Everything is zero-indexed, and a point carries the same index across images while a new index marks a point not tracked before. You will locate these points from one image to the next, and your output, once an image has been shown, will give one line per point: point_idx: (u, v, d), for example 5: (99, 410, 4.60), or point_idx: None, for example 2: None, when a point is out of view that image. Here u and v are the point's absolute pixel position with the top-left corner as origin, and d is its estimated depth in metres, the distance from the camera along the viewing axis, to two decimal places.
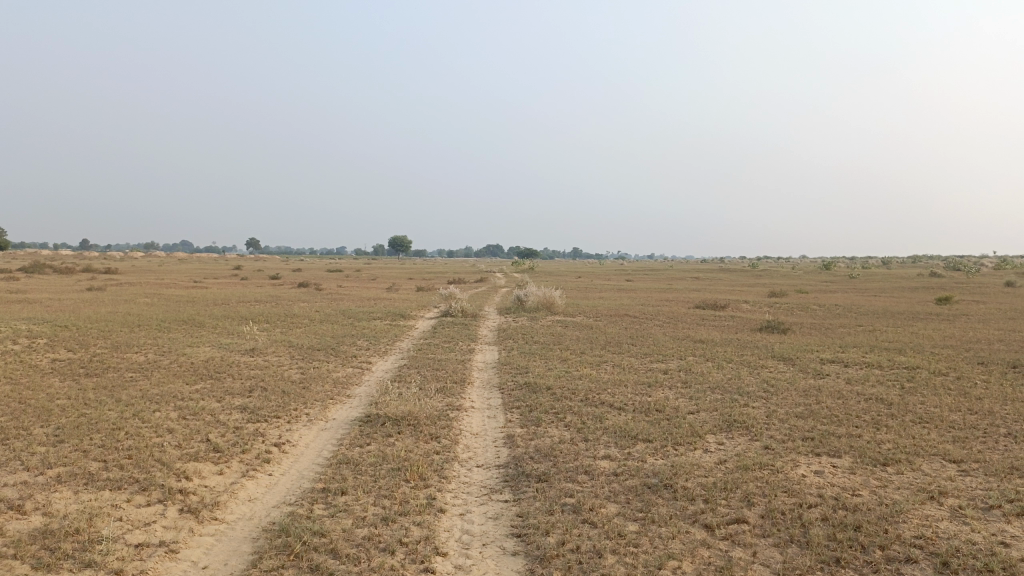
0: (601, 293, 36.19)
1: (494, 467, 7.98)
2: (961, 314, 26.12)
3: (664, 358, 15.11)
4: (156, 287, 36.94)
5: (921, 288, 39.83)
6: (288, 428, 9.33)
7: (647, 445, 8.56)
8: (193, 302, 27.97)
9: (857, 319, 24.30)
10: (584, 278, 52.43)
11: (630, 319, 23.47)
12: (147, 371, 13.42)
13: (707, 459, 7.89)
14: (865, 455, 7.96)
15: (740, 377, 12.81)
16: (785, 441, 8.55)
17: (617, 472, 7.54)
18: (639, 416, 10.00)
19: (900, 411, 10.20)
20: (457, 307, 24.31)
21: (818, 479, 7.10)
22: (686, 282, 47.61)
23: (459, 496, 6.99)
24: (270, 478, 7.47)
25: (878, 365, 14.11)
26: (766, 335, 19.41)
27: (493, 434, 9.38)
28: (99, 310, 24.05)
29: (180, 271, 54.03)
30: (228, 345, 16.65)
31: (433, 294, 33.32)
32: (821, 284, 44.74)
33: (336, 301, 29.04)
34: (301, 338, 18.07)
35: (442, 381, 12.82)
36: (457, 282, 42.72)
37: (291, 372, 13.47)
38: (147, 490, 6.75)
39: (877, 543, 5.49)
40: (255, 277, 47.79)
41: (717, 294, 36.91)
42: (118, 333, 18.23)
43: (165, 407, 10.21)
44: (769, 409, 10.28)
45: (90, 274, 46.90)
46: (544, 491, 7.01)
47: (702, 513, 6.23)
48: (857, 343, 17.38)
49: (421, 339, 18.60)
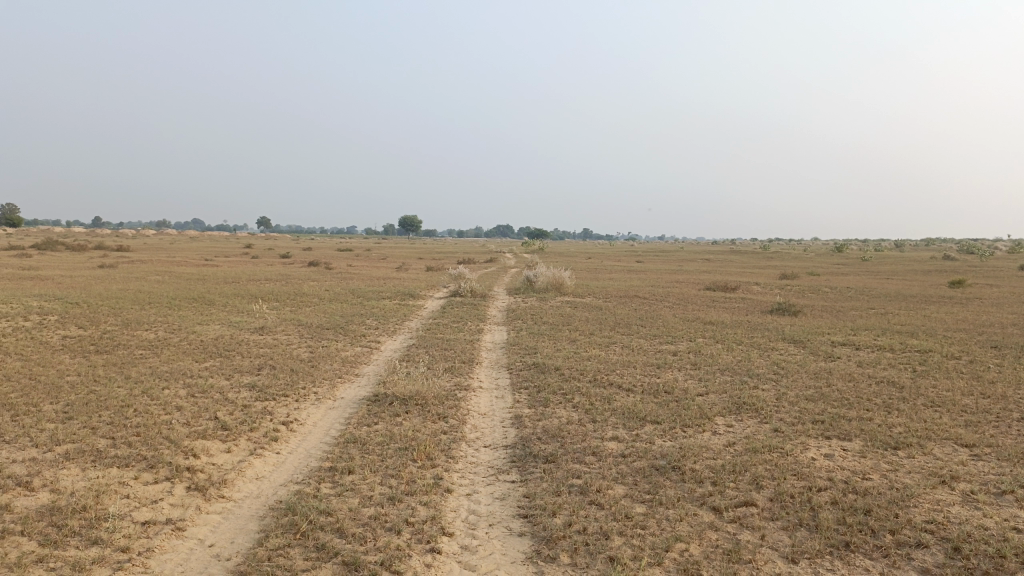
0: (610, 274, 36.06)
1: (502, 447, 7.96)
2: (975, 298, 25.86)
3: (674, 340, 15.03)
4: (167, 264, 37.06)
5: (934, 271, 39.49)
6: (296, 407, 9.33)
7: (655, 427, 8.52)
8: (204, 280, 28.03)
9: (868, 302, 24.12)
10: (594, 258, 52.30)
11: (640, 300, 23.38)
12: (157, 348, 13.46)
13: (715, 442, 7.84)
14: (876, 439, 7.89)
15: (750, 359, 12.74)
16: (795, 423, 8.49)
17: (625, 453, 7.50)
18: (647, 397, 9.95)
19: (912, 394, 10.11)
20: (466, 287, 24.28)
21: (828, 462, 7.04)
22: (697, 264, 47.41)
23: (466, 476, 6.97)
24: (278, 457, 7.47)
25: (890, 348, 14.00)
26: (777, 317, 19.29)
27: (501, 414, 9.36)
28: (110, 287, 24.15)
29: (191, 249, 54.21)
30: (237, 323, 16.68)
31: (442, 274, 33.28)
32: (833, 266, 44.43)
33: (346, 280, 29.05)
34: (311, 317, 18.07)
35: (450, 361, 12.80)
36: (467, 262, 42.66)
37: (300, 351, 13.49)
38: (154, 468, 6.76)
39: (887, 528, 5.43)
40: (265, 255, 47.90)
41: (728, 275, 36.70)
42: (129, 311, 18.28)
43: (174, 385, 10.24)
44: (779, 391, 10.22)
45: (101, 251, 47.13)
46: (551, 472, 6.98)
47: (710, 495, 6.19)
48: (869, 326, 17.24)
49: (430, 319, 18.59)
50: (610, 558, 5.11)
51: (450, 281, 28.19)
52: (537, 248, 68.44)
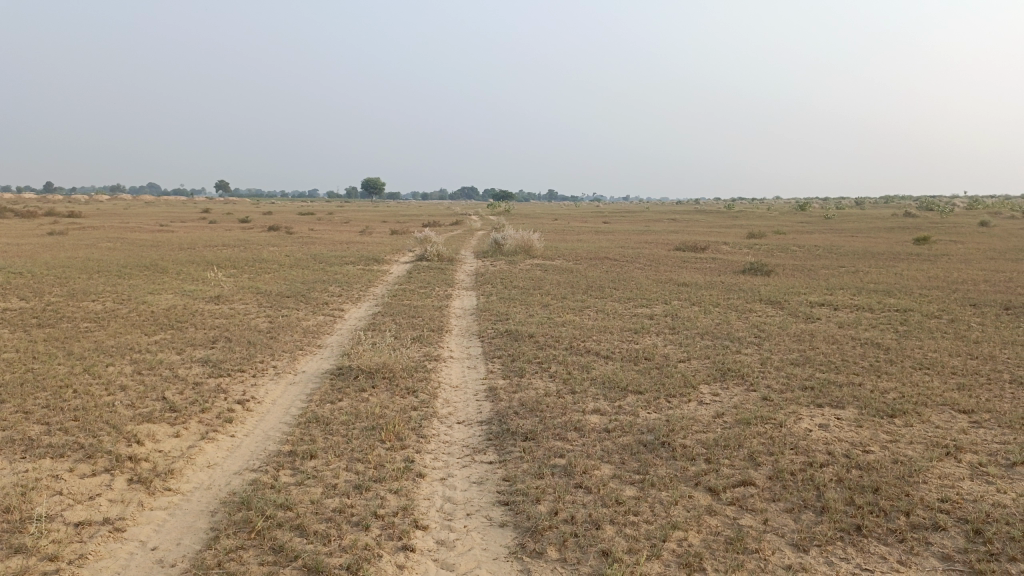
0: (578, 236, 35.52)
1: (476, 423, 7.42)
2: (940, 255, 25.86)
3: (648, 303, 14.59)
4: (121, 230, 35.55)
5: (896, 228, 39.70)
6: (253, 383, 8.67)
7: (638, 397, 8.04)
8: (158, 247, 26.86)
9: (838, 261, 23.96)
10: (560, 220, 51.89)
11: (611, 261, 22.95)
12: (104, 321, 12.61)
13: (703, 412, 7.39)
14: (870, 406, 7.51)
15: (729, 321, 12.35)
16: (784, 391, 8.07)
17: (610, 428, 7.00)
18: (628, 365, 9.49)
19: (899, 356, 9.80)
20: (432, 250, 23.58)
21: (824, 434, 6.63)
22: (664, 224, 47.13)
23: (440, 458, 6.42)
24: (232, 441, 6.83)
25: (868, 307, 13.74)
26: (750, 277, 18.97)
27: (474, 386, 8.83)
28: (58, 256, 22.93)
29: (145, 214, 52.55)
30: (192, 292, 15.83)
31: (405, 238, 32.40)
32: (799, 224, 44.49)
33: (306, 245, 28.09)
34: (270, 284, 17.25)
35: (418, 329, 12.22)
36: (431, 225, 41.84)
37: (259, 321, 12.77)
38: (92, 458, 6.09)
39: (900, 509, 5.02)
40: (224, 220, 46.60)
41: (695, 236, 36.41)
42: (76, 281, 17.26)
43: (121, 361, 9.48)
44: (763, 355, 9.82)
45: (51, 217, 45.41)
46: (531, 451, 6.45)
47: (704, 474, 5.72)
48: (843, 285, 16.99)
49: (396, 284, 17.94)
50: (603, 553, 4.61)
51: (415, 244, 27.42)
52: (502, 210, 67.44)
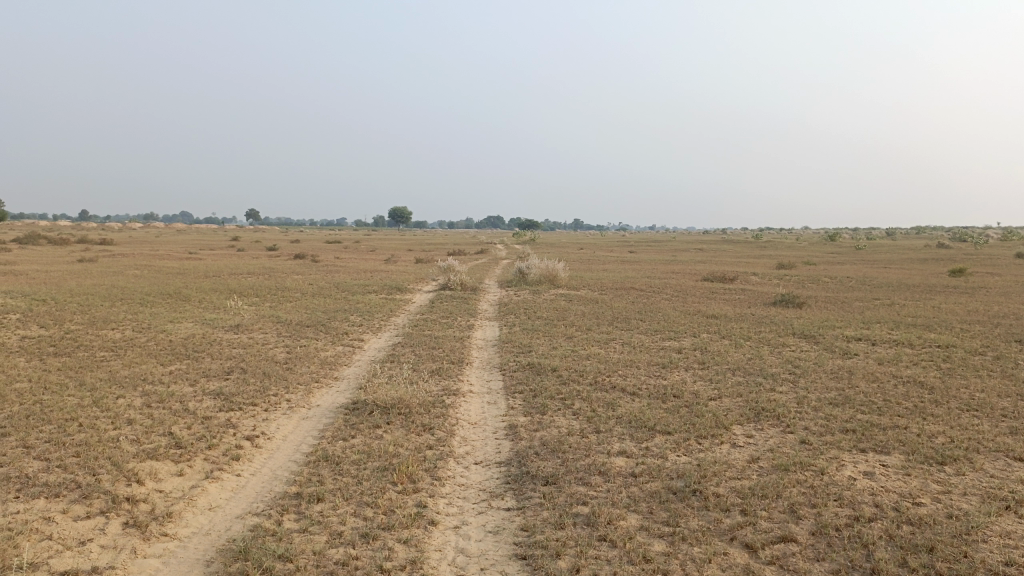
0: (604, 265, 35.09)
1: (494, 465, 7.01)
2: (979, 288, 25.03)
3: (676, 336, 14.11)
4: (148, 257, 35.80)
5: (931, 260, 38.66)
6: (264, 418, 8.35)
7: (667, 438, 7.59)
8: (183, 274, 26.93)
9: (872, 293, 23.27)
10: (585, 249, 51.66)
11: (637, 292, 22.49)
12: (120, 350, 12.42)
13: (737, 456, 6.92)
14: (917, 452, 6.98)
15: (761, 356, 11.82)
16: (823, 434, 7.57)
17: (637, 472, 6.56)
18: (655, 402, 9.03)
19: (944, 396, 9.24)
20: (456, 280, 23.31)
21: (870, 484, 6.13)
22: (691, 254, 46.60)
23: (455, 503, 6.02)
24: (237, 480, 6.49)
25: (907, 342, 13.13)
26: (781, 309, 18.39)
27: (494, 423, 8.43)
28: (83, 283, 22.98)
29: (174, 242, 53.07)
30: (211, 321, 15.64)
31: (429, 266, 32.25)
32: (828, 255, 43.66)
33: (330, 273, 28.01)
34: (291, 313, 17.05)
35: (438, 361, 11.85)
36: (455, 253, 41.67)
37: (277, 351, 12.50)
38: (88, 499, 5.78)
39: (959, 572, 4.53)
40: (252, 247, 46.88)
41: (723, 266, 35.83)
42: (98, 308, 17.21)
43: (132, 393, 9.23)
44: (799, 393, 9.31)
45: (83, 244, 45.91)
46: (552, 497, 6.03)
47: (740, 528, 5.26)
48: (879, 319, 16.38)
49: (418, 314, 17.63)
50: None
51: (439, 274, 27.19)
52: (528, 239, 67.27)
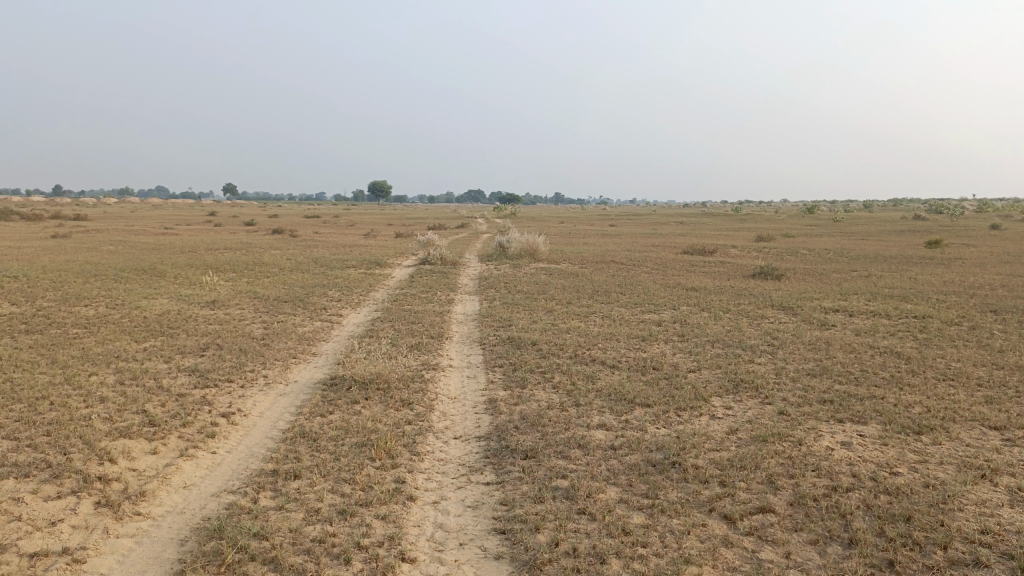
0: (585, 238, 35.09)
1: (474, 439, 6.97)
2: (955, 258, 25.31)
3: (656, 309, 14.11)
4: (122, 233, 35.19)
5: (908, 232, 38.98)
6: (241, 394, 8.25)
7: (646, 411, 7.59)
8: (158, 250, 26.53)
9: (850, 265, 23.44)
10: (566, 222, 51.60)
11: (618, 265, 22.48)
12: (94, 327, 12.20)
13: (716, 428, 6.93)
14: (894, 422, 7.03)
15: (741, 328, 11.86)
16: (802, 405, 7.59)
17: (616, 445, 6.55)
18: (635, 375, 9.03)
19: (920, 366, 9.32)
20: (436, 254, 23.17)
21: (848, 454, 6.16)
22: (671, 227, 46.71)
23: (434, 478, 5.98)
24: (213, 458, 6.40)
25: (884, 313, 13.24)
26: (760, 282, 18.48)
27: (473, 397, 8.39)
28: (56, 259, 22.56)
29: (150, 217, 52.27)
30: (187, 297, 15.42)
31: (409, 241, 32.05)
32: (807, 228, 43.93)
33: (308, 248, 27.74)
34: (268, 289, 16.85)
35: (418, 335, 11.77)
36: (435, 228, 41.46)
37: (254, 327, 12.35)
38: (58, 478, 5.67)
39: (936, 541, 4.56)
40: (229, 222, 46.32)
41: (703, 239, 35.93)
42: (71, 285, 16.89)
43: (105, 371, 9.07)
44: (777, 365, 9.35)
45: (55, 219, 45.09)
46: (531, 471, 6.00)
47: (719, 499, 5.26)
48: (856, 290, 16.49)
49: (397, 289, 17.51)
50: None
51: (419, 248, 26.99)
52: (508, 213, 67.06)
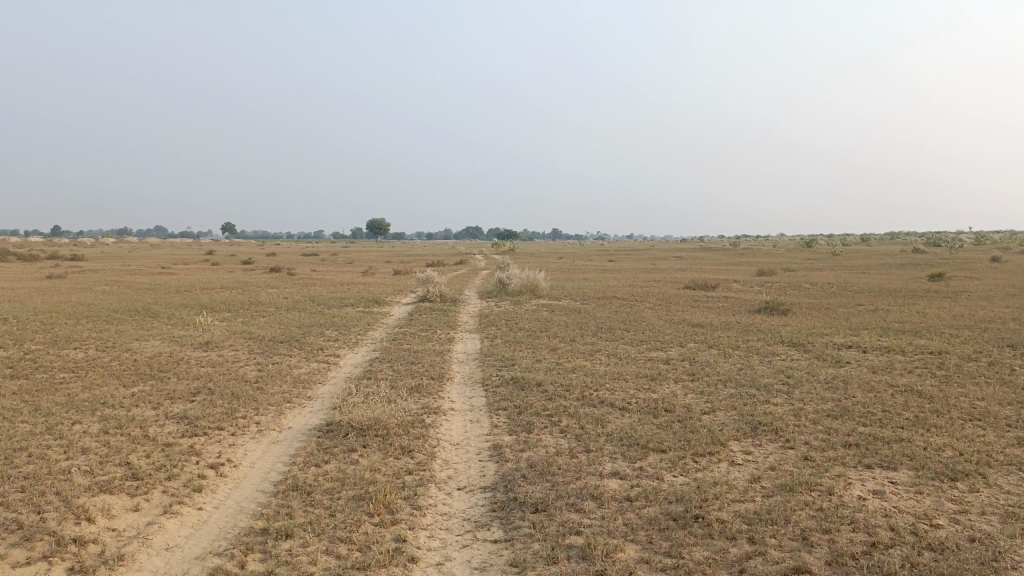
0: (585, 274, 34.79)
1: (479, 491, 6.52)
2: (960, 292, 24.99)
3: (663, 346, 13.70)
4: (118, 273, 34.84)
5: (909, 264, 38.74)
6: (231, 443, 7.80)
7: (661, 457, 7.15)
8: (153, 290, 26.20)
9: (855, 298, 23.12)
10: (565, 258, 51.49)
11: (620, 301, 22.12)
12: (82, 371, 11.78)
13: (738, 476, 6.50)
14: (927, 468, 6.59)
15: (752, 366, 11.45)
16: (826, 449, 7.16)
17: (633, 496, 6.11)
18: (646, 418, 8.60)
19: (945, 405, 8.89)
20: (435, 291, 22.80)
21: (882, 505, 5.73)
22: (670, 262, 46.50)
23: (437, 536, 5.53)
24: (199, 515, 5.95)
25: (898, 349, 12.84)
26: (766, 317, 18.09)
27: (477, 443, 7.95)
28: (49, 300, 22.17)
29: (148, 256, 52.02)
30: (180, 338, 15.00)
31: (408, 278, 31.70)
32: (806, 261, 43.76)
33: (306, 286, 27.35)
34: (264, 329, 16.45)
35: (417, 377, 11.35)
36: (435, 265, 41.24)
37: (248, 370, 11.92)
38: (29, 541, 5.21)
39: None
40: (227, 262, 46.05)
41: (704, 274, 35.66)
42: (62, 327, 16.49)
43: (89, 419, 8.62)
44: (795, 405, 8.92)
45: (52, 260, 44.85)
46: (543, 527, 5.56)
47: (749, 559, 4.82)
48: (866, 325, 16.10)
49: (396, 327, 17.10)
50: None
51: (417, 286, 26.64)
52: (507, 248, 66.89)
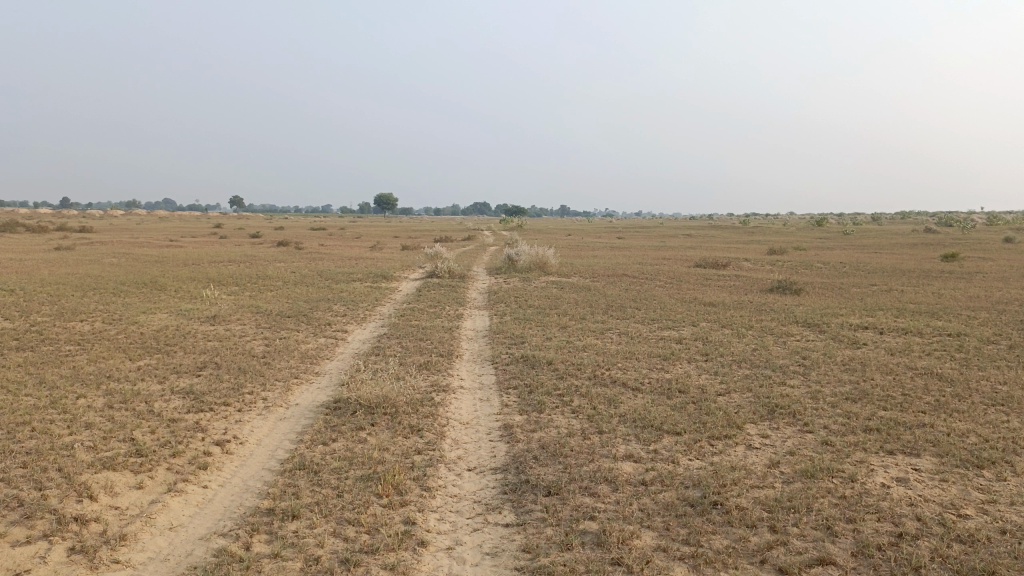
0: (594, 251, 34.55)
1: (490, 472, 6.36)
2: (974, 273, 24.66)
3: (674, 325, 13.50)
4: (126, 245, 34.72)
5: (921, 244, 38.33)
6: (236, 420, 7.66)
7: (676, 440, 6.97)
8: (161, 262, 26.11)
9: (868, 278, 22.83)
10: (573, 235, 51.16)
11: (630, 278, 21.90)
12: (88, 344, 11.65)
13: (756, 460, 6.32)
14: (951, 455, 6.40)
15: (766, 347, 11.24)
16: (846, 434, 6.97)
17: (648, 480, 5.94)
18: (660, 398, 8.42)
19: (967, 390, 8.67)
20: (443, 267, 22.63)
21: (906, 493, 5.55)
22: (679, 240, 46.13)
23: (448, 519, 5.38)
24: (204, 493, 5.82)
25: (915, 331, 12.61)
26: (778, 296, 17.84)
27: (487, 423, 7.79)
28: (56, 272, 22.09)
29: (157, 229, 52.12)
30: (187, 312, 14.89)
31: (416, 253, 31.54)
32: (816, 240, 43.34)
33: (313, 261, 27.21)
34: (271, 303, 16.31)
35: (426, 354, 11.19)
36: (443, 240, 40.99)
37: (256, 344, 11.78)
38: (30, 519, 5.08)
39: None
40: (234, 235, 45.85)
41: (715, 252, 35.36)
42: (69, 299, 16.38)
43: (93, 393, 8.49)
44: (812, 388, 8.72)
45: (60, 232, 44.78)
46: (557, 511, 5.40)
47: (771, 548, 4.65)
48: (880, 306, 15.86)
49: (404, 303, 16.95)
50: None
51: (425, 260, 26.46)
52: (516, 224, 66.60)
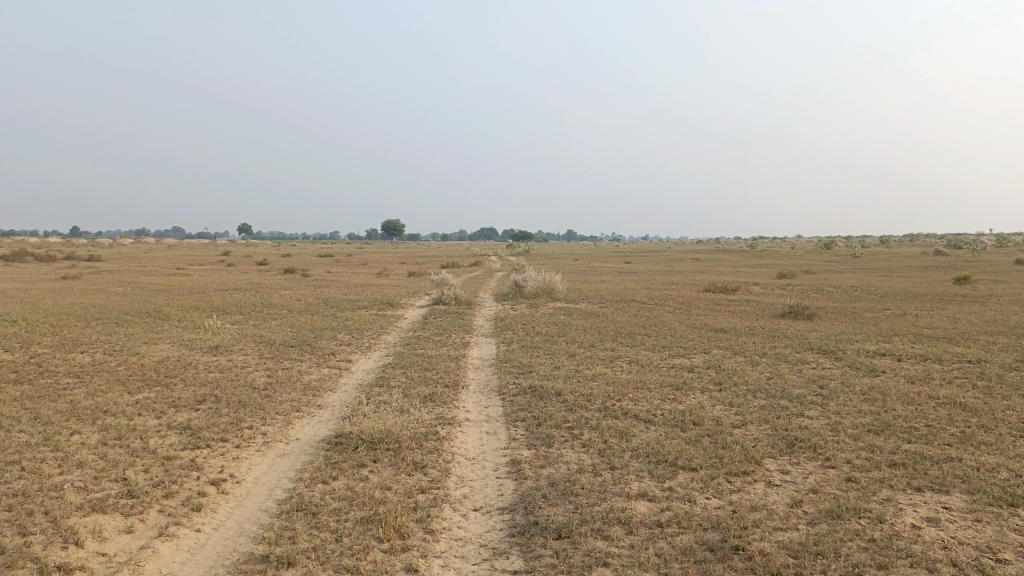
0: (602, 276, 34.30)
1: (497, 512, 6.06)
2: (988, 295, 24.27)
3: (686, 353, 13.17)
4: (133, 274, 34.65)
5: (931, 267, 37.97)
6: (234, 457, 7.39)
7: (692, 476, 6.65)
8: (166, 291, 25.96)
9: (880, 302, 22.49)
10: (580, 260, 51.02)
11: (639, 304, 21.60)
12: (87, 376, 11.42)
13: (777, 499, 6.00)
14: (983, 492, 6.06)
15: (781, 375, 10.91)
16: (870, 469, 6.64)
17: (664, 521, 5.63)
18: (674, 431, 8.10)
19: (993, 420, 8.32)
20: (449, 294, 22.41)
21: (938, 534, 5.23)
22: (687, 264, 45.85)
23: (453, 565, 5.08)
24: (196, 538, 5.53)
25: (934, 357, 12.26)
26: (790, 322, 17.50)
27: (494, 458, 7.49)
28: (60, 302, 21.98)
29: (165, 257, 52.11)
30: (190, 342, 14.67)
31: (422, 280, 31.37)
32: (825, 263, 43.05)
33: (319, 288, 27.02)
34: (274, 332, 16.08)
35: (431, 384, 10.91)
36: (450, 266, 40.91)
37: (257, 376, 11.52)
38: (10, 568, 4.81)
39: None
40: (241, 262, 45.90)
41: (723, 276, 35.06)
42: (70, 330, 16.18)
43: (88, 429, 8.23)
44: (832, 419, 8.39)
45: (67, 260, 44.89)
46: (567, 556, 5.10)
47: None
48: (896, 331, 15.51)
49: (410, 331, 16.68)
50: None
51: (431, 287, 26.25)
52: (523, 249, 66.50)
